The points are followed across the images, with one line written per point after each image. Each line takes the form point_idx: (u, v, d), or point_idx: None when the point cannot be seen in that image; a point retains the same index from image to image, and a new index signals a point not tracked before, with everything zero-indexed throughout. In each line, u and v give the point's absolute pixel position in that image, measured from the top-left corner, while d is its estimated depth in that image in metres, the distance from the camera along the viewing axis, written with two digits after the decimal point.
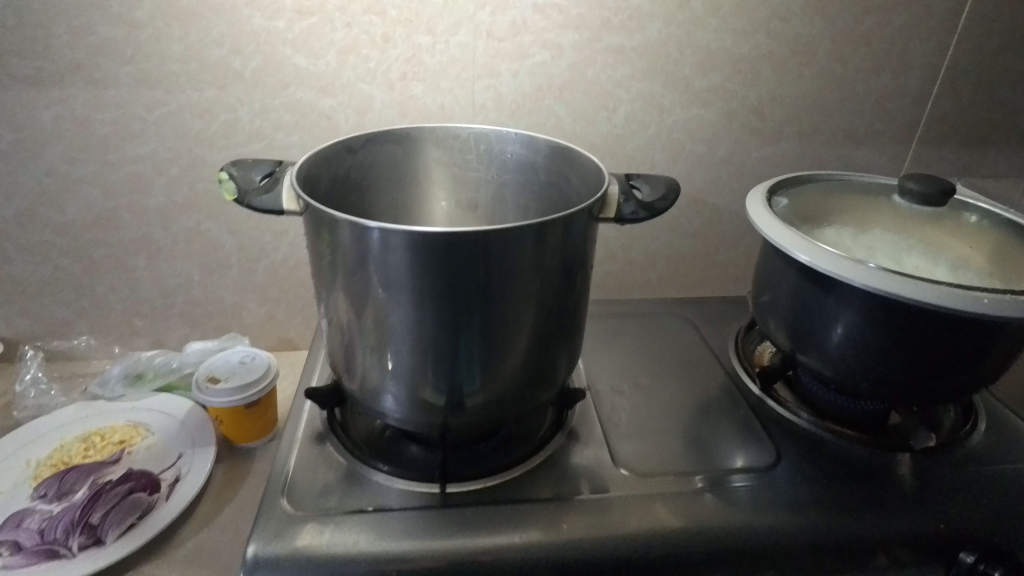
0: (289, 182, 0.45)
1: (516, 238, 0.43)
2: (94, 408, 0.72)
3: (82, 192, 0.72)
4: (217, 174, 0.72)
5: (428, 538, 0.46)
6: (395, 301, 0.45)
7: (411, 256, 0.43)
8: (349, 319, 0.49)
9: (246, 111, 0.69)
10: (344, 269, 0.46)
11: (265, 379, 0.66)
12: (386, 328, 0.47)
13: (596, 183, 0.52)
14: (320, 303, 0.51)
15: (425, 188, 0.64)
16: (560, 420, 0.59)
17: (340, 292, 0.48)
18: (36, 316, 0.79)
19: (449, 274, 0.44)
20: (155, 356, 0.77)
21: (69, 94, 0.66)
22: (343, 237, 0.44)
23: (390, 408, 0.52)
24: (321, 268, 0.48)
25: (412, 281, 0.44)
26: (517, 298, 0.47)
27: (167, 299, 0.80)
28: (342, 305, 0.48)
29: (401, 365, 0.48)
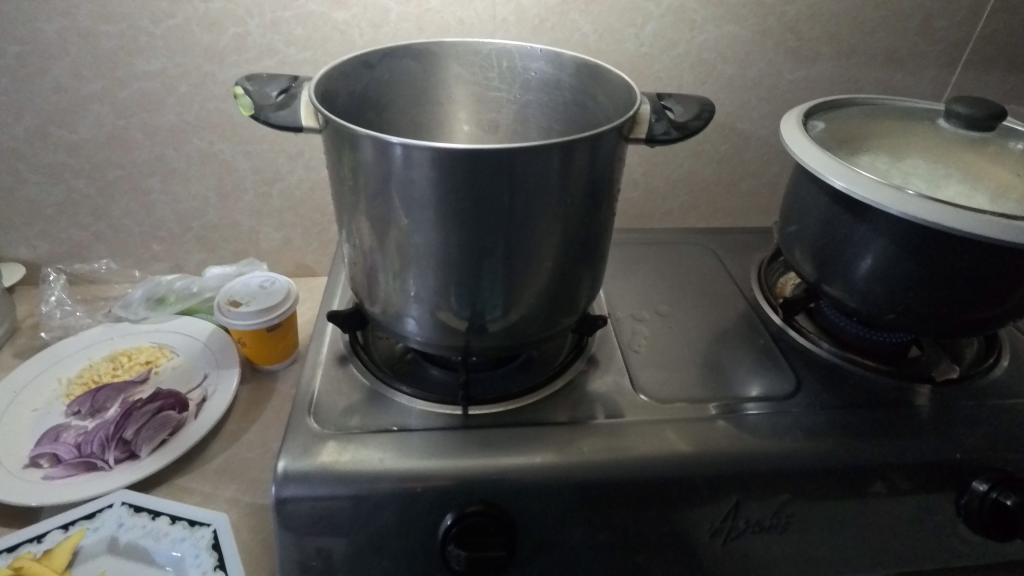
0: (307, 97, 0.44)
1: (542, 157, 0.42)
2: (119, 328, 0.73)
3: (92, 111, 0.70)
4: (228, 94, 0.70)
5: (452, 457, 0.47)
6: (418, 224, 0.45)
7: (435, 175, 0.41)
8: (370, 242, 0.48)
9: (256, 24, 0.65)
10: (365, 189, 0.45)
11: (286, 303, 0.67)
12: (408, 251, 0.46)
13: (625, 102, 0.49)
14: (341, 226, 0.51)
15: (445, 108, 0.62)
16: (579, 347, 0.59)
17: (362, 214, 0.47)
18: (55, 238, 0.79)
19: (473, 195, 0.42)
20: (175, 279, 0.77)
21: (72, 5, 0.63)
22: (364, 155, 0.42)
23: (412, 331, 0.52)
24: (342, 189, 0.47)
25: (435, 201, 0.43)
26: (542, 221, 0.46)
27: (184, 223, 0.80)
28: (364, 227, 0.48)
29: (424, 289, 0.48)
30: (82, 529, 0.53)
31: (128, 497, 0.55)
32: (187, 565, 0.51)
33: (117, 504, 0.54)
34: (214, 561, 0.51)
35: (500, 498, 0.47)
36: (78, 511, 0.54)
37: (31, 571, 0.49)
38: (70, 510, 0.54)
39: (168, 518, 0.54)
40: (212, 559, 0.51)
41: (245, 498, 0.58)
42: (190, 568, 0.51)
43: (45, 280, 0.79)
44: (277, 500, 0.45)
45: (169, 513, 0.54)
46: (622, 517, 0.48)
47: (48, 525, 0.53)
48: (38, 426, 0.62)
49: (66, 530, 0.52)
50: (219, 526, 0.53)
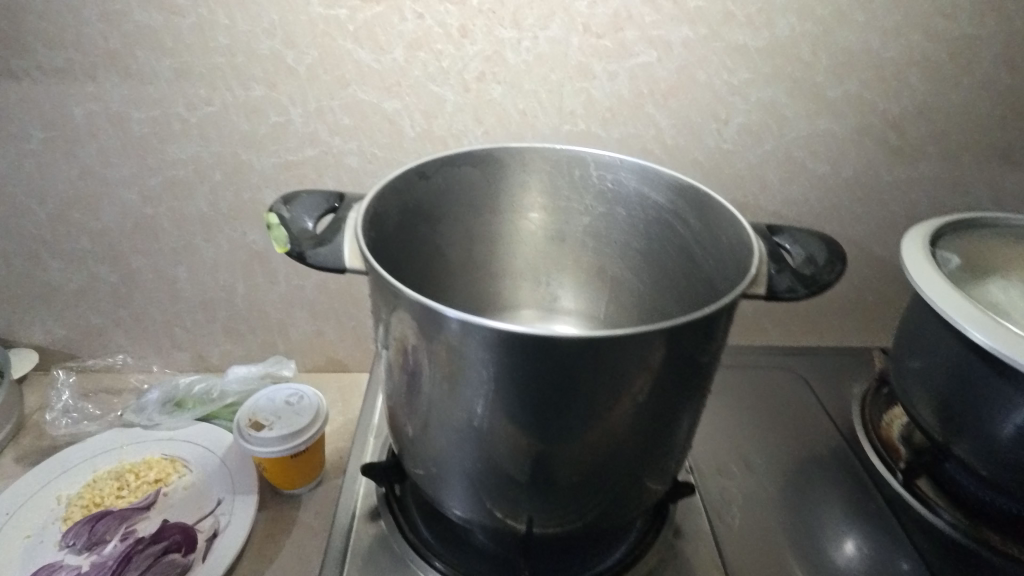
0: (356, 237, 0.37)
1: (641, 339, 0.33)
2: (131, 434, 0.66)
3: (118, 197, 0.64)
4: (264, 182, 0.63)
5: None
6: (471, 398, 0.37)
7: (503, 355, 0.33)
8: (412, 399, 0.40)
9: (298, 113, 0.59)
10: (410, 348, 0.37)
11: (315, 424, 0.59)
12: (454, 422, 0.38)
13: (737, 262, 0.41)
14: (385, 378, 0.43)
15: (505, 218, 0.53)
16: (659, 513, 0.49)
17: (410, 376, 0.39)
18: (73, 324, 0.73)
19: (548, 379, 0.34)
20: (195, 381, 0.71)
21: (103, 90, 0.58)
22: (412, 318, 0.35)
23: (462, 504, 0.43)
24: (389, 345, 0.40)
25: (500, 381, 0.35)
26: (624, 410, 0.36)
27: (209, 312, 0.73)
28: (412, 389, 0.40)
29: (471, 465, 0.40)
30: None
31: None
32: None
33: None
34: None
35: None
36: None
37: None
38: None
39: None
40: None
41: None
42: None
43: (54, 380, 0.72)
44: None
45: None
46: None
47: None
48: (27, 560, 0.54)
49: None
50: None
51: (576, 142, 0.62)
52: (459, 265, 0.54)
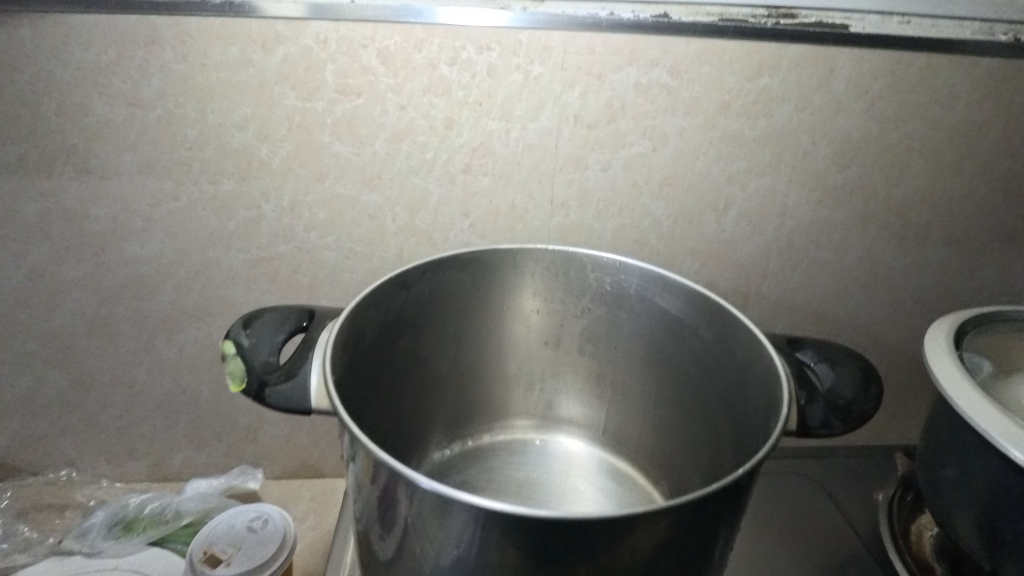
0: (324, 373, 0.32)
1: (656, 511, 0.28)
2: (70, 564, 0.57)
3: (71, 297, 0.59)
4: (233, 279, 0.58)
5: None
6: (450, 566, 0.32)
7: (490, 528, 0.28)
8: (385, 551, 0.35)
9: (272, 207, 0.55)
10: (381, 502, 0.32)
11: (281, 554, 0.52)
12: None
13: (766, 403, 0.36)
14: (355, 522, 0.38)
15: (496, 323, 0.48)
16: None
17: (383, 530, 0.34)
18: (14, 433, 0.65)
19: (543, 554, 0.29)
20: (149, 499, 0.64)
21: (59, 186, 0.53)
22: (383, 478, 0.30)
23: None
24: (359, 491, 0.35)
25: (487, 552, 0.29)
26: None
27: (170, 417, 0.66)
28: (385, 543, 0.35)
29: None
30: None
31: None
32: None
33: None
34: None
35: None
36: None
37: None
38: None
39: None
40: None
41: None
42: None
43: None
44: None
45: None
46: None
47: None
48: None
49: None
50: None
51: (568, 233, 0.59)
52: (445, 376, 0.49)
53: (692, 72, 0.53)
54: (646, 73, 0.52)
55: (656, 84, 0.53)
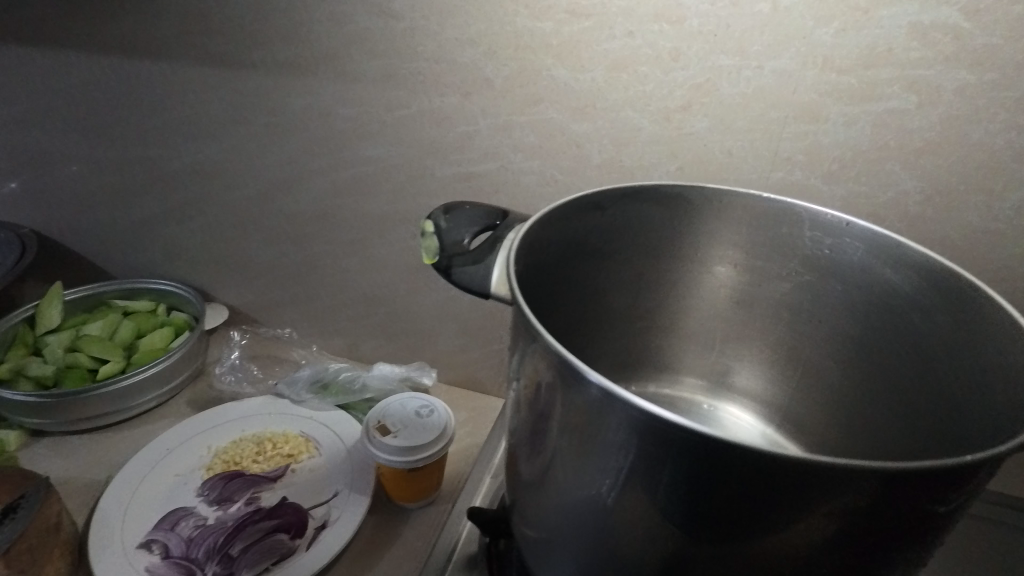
0: (507, 262, 0.33)
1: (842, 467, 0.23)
2: (280, 405, 0.69)
3: (313, 185, 0.68)
4: (441, 191, 0.62)
5: None
6: (603, 482, 0.30)
7: (634, 435, 0.26)
8: (524, 433, 0.35)
9: (486, 124, 0.58)
10: (537, 398, 0.32)
11: (438, 444, 0.56)
12: (567, 481, 0.32)
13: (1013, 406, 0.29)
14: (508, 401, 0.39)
15: (682, 269, 0.45)
16: None
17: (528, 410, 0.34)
18: (260, 294, 0.79)
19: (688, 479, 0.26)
20: (344, 369, 0.72)
21: (319, 84, 0.61)
22: (546, 359, 0.29)
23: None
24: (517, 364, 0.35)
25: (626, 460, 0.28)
26: (797, 560, 0.27)
27: (370, 308, 0.74)
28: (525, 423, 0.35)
29: (581, 555, 0.34)
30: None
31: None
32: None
33: None
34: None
35: None
36: None
37: None
38: None
39: None
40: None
41: None
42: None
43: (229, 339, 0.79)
44: None
45: None
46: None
47: None
48: (170, 498, 0.59)
49: None
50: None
51: (785, 192, 0.53)
52: (618, 314, 0.47)
53: (996, 13, 0.42)
54: (929, 11, 0.43)
55: (939, 25, 0.44)
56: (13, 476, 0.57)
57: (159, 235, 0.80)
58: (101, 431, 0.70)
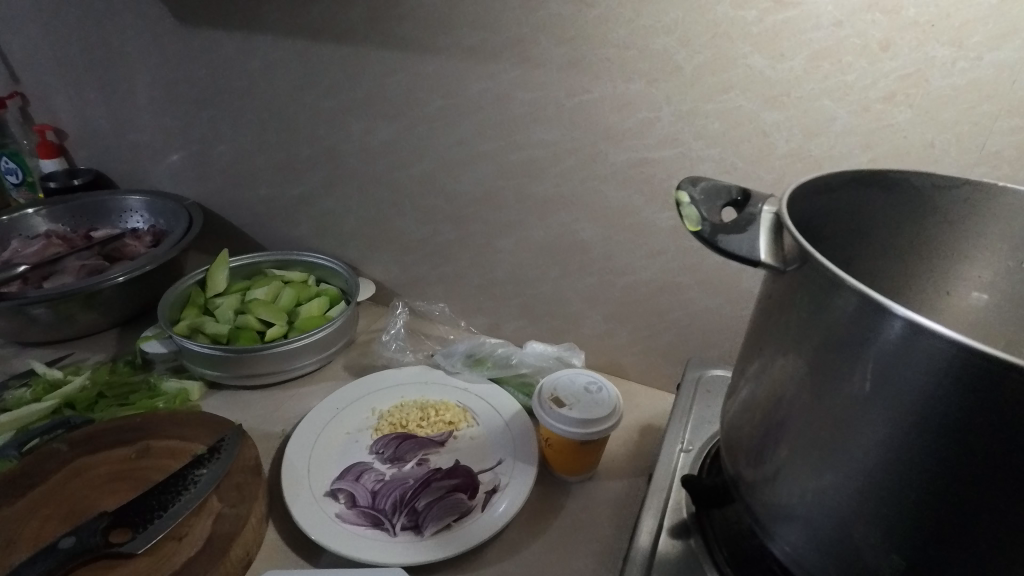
0: (783, 225, 0.35)
1: None
2: (435, 375, 0.73)
3: (478, 166, 0.70)
4: (613, 176, 0.64)
5: None
6: (880, 437, 0.29)
7: (943, 379, 0.26)
8: (771, 392, 0.36)
9: (669, 111, 0.59)
10: (804, 350, 0.33)
11: (611, 420, 0.57)
12: (827, 439, 0.32)
13: None
14: (746, 366, 0.39)
15: (890, 258, 0.46)
16: None
17: (784, 367, 0.34)
18: (407, 271, 0.83)
19: (1002, 430, 0.25)
20: (498, 344, 0.74)
21: (501, 69, 0.63)
22: (836, 303, 0.30)
23: (785, 542, 0.37)
24: (773, 324, 0.36)
25: (923, 408, 0.27)
26: None
27: (518, 288, 0.77)
28: (774, 383, 0.36)
29: (835, 519, 0.33)
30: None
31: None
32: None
33: None
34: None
35: None
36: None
37: None
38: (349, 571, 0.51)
39: None
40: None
41: None
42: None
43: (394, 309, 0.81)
44: None
45: None
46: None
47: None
48: (346, 453, 0.63)
49: None
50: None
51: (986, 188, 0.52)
52: None
53: None
54: None
55: None
56: (210, 422, 0.62)
57: (315, 211, 0.85)
58: (268, 389, 0.75)
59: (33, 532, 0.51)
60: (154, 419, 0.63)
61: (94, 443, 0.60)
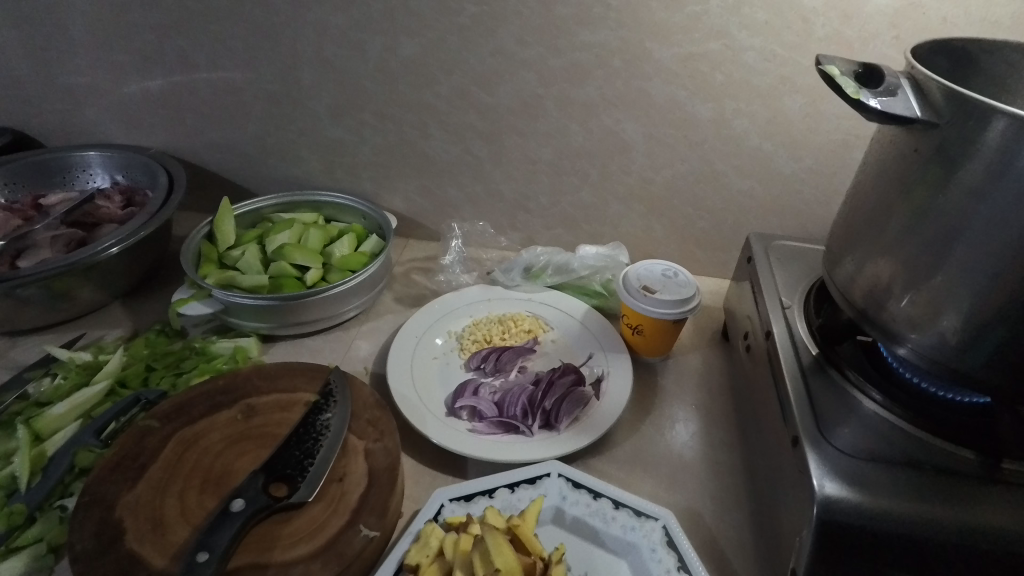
0: (926, 80, 0.41)
1: None
2: (496, 291, 0.75)
3: (519, 76, 0.70)
4: (658, 73, 0.67)
5: (996, 511, 0.42)
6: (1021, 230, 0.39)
7: None
8: (910, 221, 0.45)
9: (718, 4, 0.61)
10: (951, 177, 0.41)
11: (698, 298, 0.64)
12: (970, 243, 0.41)
13: None
14: (876, 208, 0.48)
15: None
16: None
17: (925, 196, 0.43)
18: (432, 195, 0.82)
19: None
20: (553, 252, 0.77)
21: None
22: (988, 130, 0.38)
23: (914, 338, 0.47)
24: (911, 166, 0.44)
25: None
26: None
27: (555, 198, 0.79)
28: (913, 212, 0.44)
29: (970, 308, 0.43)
30: (532, 489, 0.51)
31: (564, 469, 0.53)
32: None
33: (555, 475, 0.52)
34: (676, 562, 0.46)
35: None
36: (519, 473, 0.52)
37: (524, 534, 0.46)
38: (510, 471, 0.53)
39: (610, 501, 0.50)
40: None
41: (664, 496, 0.55)
42: (649, 562, 0.47)
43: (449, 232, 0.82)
44: (820, 521, 0.42)
45: (610, 497, 0.51)
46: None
47: (497, 479, 0.52)
48: (447, 375, 0.65)
49: (513, 490, 0.51)
50: (667, 522, 0.49)
51: None
52: None
53: None
54: None
55: None
56: (304, 369, 0.60)
57: (322, 142, 0.80)
58: (327, 333, 0.73)
59: (178, 508, 0.47)
60: (238, 378, 0.59)
61: (188, 413, 0.55)
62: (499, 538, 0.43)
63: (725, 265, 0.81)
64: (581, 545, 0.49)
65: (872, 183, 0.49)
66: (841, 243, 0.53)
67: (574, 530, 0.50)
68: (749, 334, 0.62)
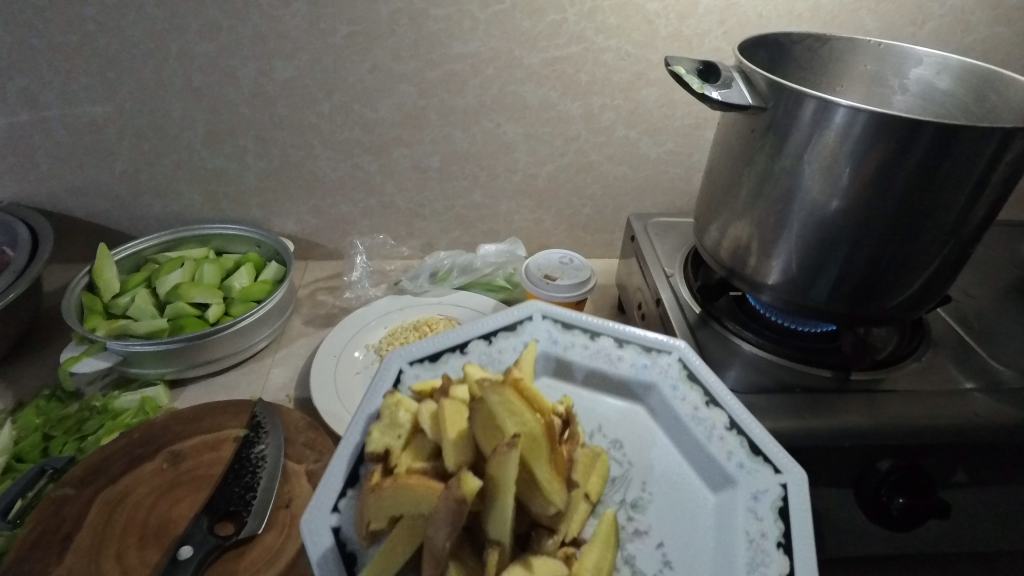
0: (754, 74, 0.49)
1: (985, 134, 0.43)
2: (406, 300, 0.77)
3: (398, 90, 0.72)
4: (529, 77, 0.72)
5: (853, 412, 0.51)
6: (833, 188, 0.48)
7: (868, 137, 0.45)
8: (755, 189, 0.53)
9: (574, 12, 0.68)
10: (780, 151, 0.50)
11: (593, 279, 0.70)
12: (799, 202, 0.50)
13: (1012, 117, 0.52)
14: (729, 179, 0.56)
15: None
16: (909, 343, 0.60)
17: (764, 168, 0.52)
18: (325, 214, 0.82)
19: (897, 159, 0.45)
20: (455, 255, 0.81)
21: None
22: (801, 109, 0.47)
23: (771, 286, 0.56)
24: (749, 143, 0.53)
25: (858, 160, 0.46)
26: (951, 208, 0.47)
27: (449, 202, 0.82)
28: (755, 181, 0.53)
29: (807, 255, 0.52)
30: (513, 335, 0.53)
31: (545, 309, 0.55)
32: (725, 454, 0.46)
33: (538, 319, 0.54)
34: (701, 396, 0.49)
35: (909, 453, 0.49)
36: (499, 322, 0.53)
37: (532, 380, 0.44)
38: (484, 321, 0.54)
39: (609, 340, 0.53)
40: (722, 413, 0.48)
41: None
42: (674, 400, 0.49)
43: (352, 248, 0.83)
44: None
45: (608, 336, 0.54)
46: (972, 503, 0.50)
47: (474, 331, 0.53)
48: None
49: (492, 339, 0.52)
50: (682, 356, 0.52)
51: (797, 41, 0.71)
52: None
53: None
54: None
55: None
56: (226, 406, 0.59)
57: (200, 172, 0.78)
58: (239, 367, 0.71)
59: (119, 569, 0.46)
60: (155, 426, 0.57)
61: (107, 472, 0.53)
62: (509, 397, 0.40)
63: (612, 244, 0.88)
64: (587, 390, 0.52)
65: (723, 159, 0.57)
66: (705, 212, 0.61)
67: (575, 374, 0.53)
68: (642, 304, 0.70)
